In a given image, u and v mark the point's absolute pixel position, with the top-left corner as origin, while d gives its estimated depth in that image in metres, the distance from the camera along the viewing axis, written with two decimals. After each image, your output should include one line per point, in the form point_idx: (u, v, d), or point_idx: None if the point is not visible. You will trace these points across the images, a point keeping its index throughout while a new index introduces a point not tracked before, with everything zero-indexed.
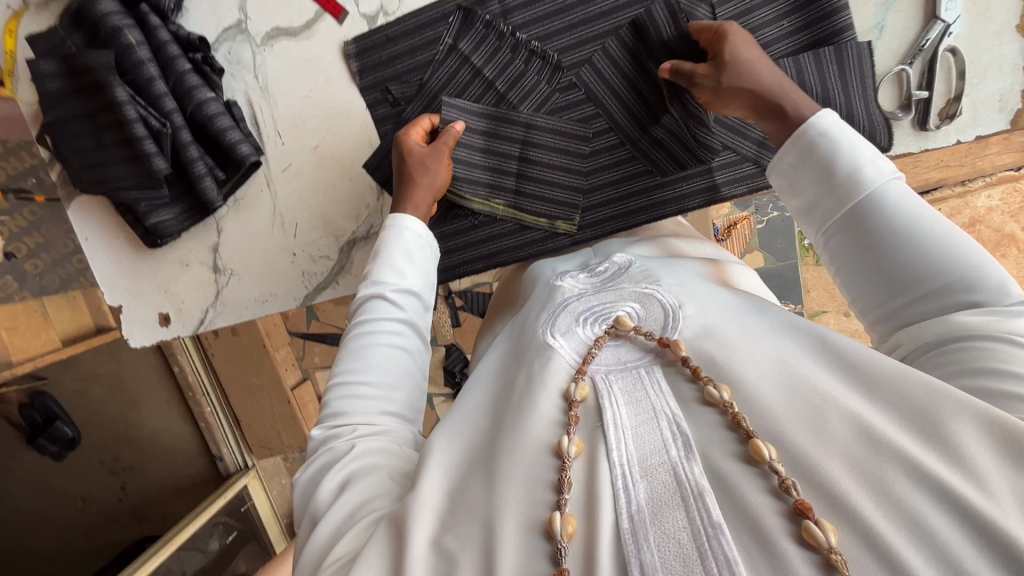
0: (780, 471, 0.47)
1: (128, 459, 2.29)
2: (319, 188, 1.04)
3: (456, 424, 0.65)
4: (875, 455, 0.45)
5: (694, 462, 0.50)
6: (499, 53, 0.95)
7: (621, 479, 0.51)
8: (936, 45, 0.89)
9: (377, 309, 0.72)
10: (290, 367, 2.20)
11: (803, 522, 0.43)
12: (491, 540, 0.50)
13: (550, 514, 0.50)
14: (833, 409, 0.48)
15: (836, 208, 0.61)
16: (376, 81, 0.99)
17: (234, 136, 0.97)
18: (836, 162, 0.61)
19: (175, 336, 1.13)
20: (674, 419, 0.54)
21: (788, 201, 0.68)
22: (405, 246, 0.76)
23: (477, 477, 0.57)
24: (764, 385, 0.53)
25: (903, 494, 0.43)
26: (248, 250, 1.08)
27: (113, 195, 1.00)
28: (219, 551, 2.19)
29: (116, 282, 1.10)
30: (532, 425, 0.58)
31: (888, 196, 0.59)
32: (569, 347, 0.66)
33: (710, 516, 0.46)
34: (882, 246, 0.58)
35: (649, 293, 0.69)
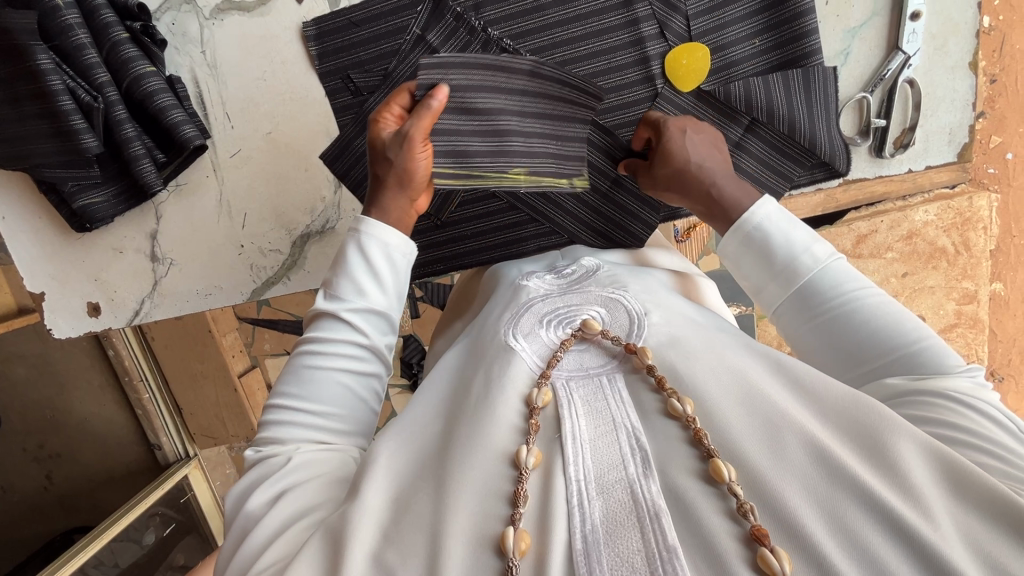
0: (739, 494, 0.48)
1: (54, 446, 2.16)
2: (271, 178, 0.97)
3: (408, 431, 0.63)
4: (828, 483, 0.47)
5: (651, 480, 0.50)
6: (468, 48, 0.90)
7: (577, 495, 0.50)
8: (895, 76, 0.91)
9: (332, 330, 0.67)
10: (237, 354, 2.09)
11: (758, 549, 0.44)
12: (433, 553, 0.50)
13: (504, 530, 0.50)
14: (790, 431, 0.50)
15: (786, 288, 0.63)
16: (336, 67, 0.93)
17: (177, 116, 0.89)
18: (777, 251, 0.64)
19: (107, 327, 1.06)
20: (633, 434, 0.54)
21: (738, 278, 0.69)
22: (371, 262, 0.68)
23: (424, 487, 0.56)
24: (726, 403, 0.54)
25: (853, 520, 0.45)
26: (192, 241, 1.00)
27: (34, 172, 0.90)
28: (156, 544, 2.11)
29: (38, 267, 1.01)
30: (487, 433, 0.57)
31: (829, 277, 0.62)
32: (531, 351, 0.65)
33: (666, 540, 0.46)
34: (833, 323, 0.60)
35: (615, 299, 0.69)
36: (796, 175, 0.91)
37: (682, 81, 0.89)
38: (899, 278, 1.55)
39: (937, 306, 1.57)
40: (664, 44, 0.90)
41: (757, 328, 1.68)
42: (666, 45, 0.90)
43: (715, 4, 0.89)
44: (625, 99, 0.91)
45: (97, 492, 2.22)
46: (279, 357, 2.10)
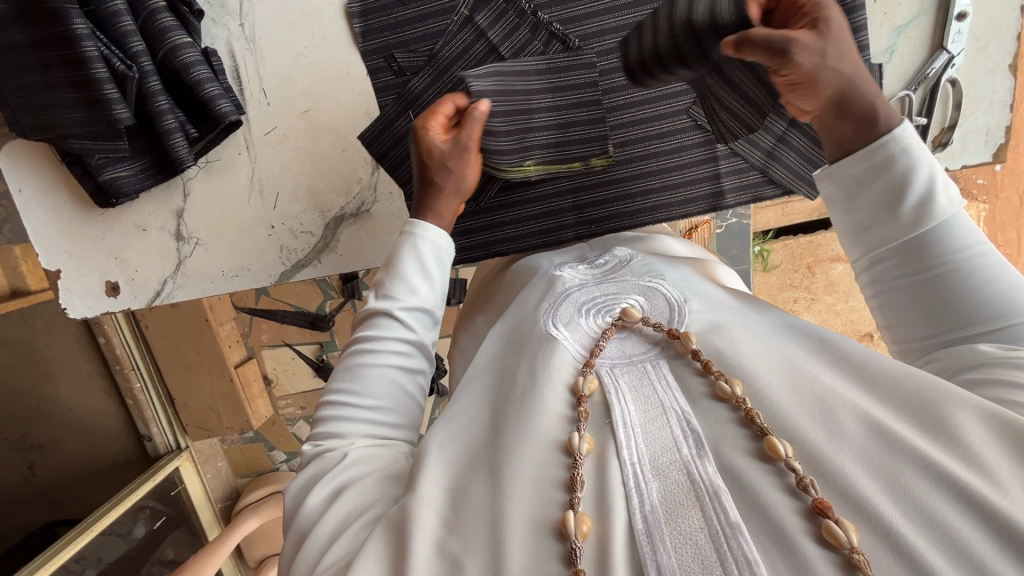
0: (797, 468, 0.47)
1: (40, 435, 2.08)
2: (310, 157, 0.95)
3: (455, 421, 0.62)
4: (888, 454, 0.47)
5: (706, 461, 0.50)
6: (517, 31, 0.89)
7: (633, 478, 0.50)
8: (938, 75, 0.93)
9: (382, 327, 0.66)
10: (235, 343, 2.06)
11: (822, 521, 0.44)
12: (497, 541, 0.49)
13: (563, 514, 0.49)
14: (844, 408, 0.50)
15: (899, 235, 0.60)
16: (381, 46, 0.91)
17: (213, 90, 0.86)
18: (905, 187, 0.58)
19: (124, 308, 1.02)
20: (683, 417, 0.54)
21: (834, 214, 0.64)
22: (418, 257, 0.69)
23: (479, 476, 0.55)
24: (777, 384, 0.54)
25: (915, 488, 0.44)
26: (218, 220, 0.98)
27: (60, 142, 0.87)
28: (145, 538, 2.05)
29: (55, 242, 0.98)
30: (536, 420, 0.56)
31: (953, 228, 0.58)
32: (573, 339, 0.64)
33: (728, 517, 0.45)
34: (949, 279, 0.57)
35: (652, 286, 0.69)
36: None
37: None
38: None
39: None
40: None
41: None
42: None
43: None
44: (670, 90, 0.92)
45: (83, 484, 2.15)
46: (276, 349, 2.09)
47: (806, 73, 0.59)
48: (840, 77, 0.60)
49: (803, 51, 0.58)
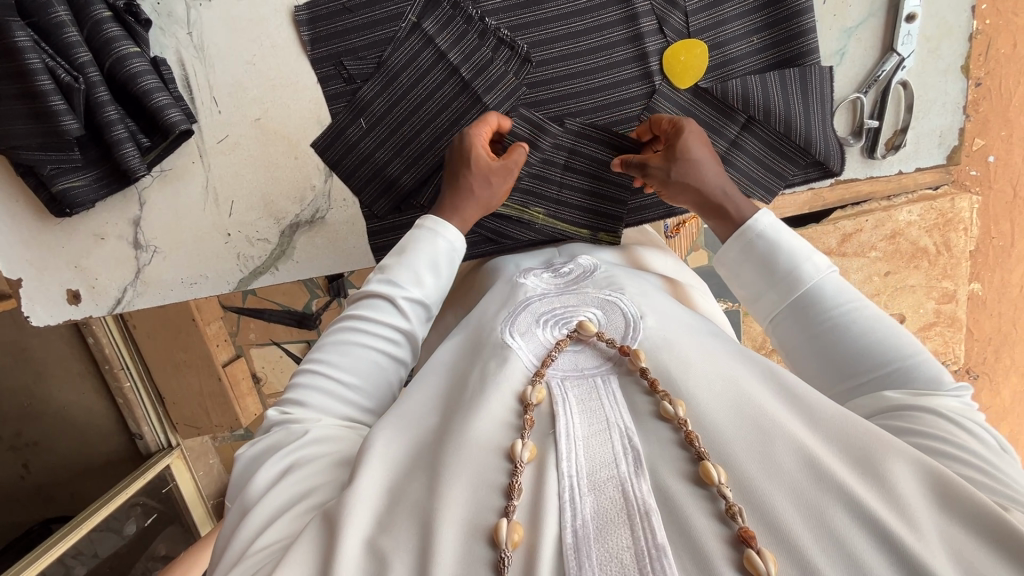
0: (727, 496, 0.48)
1: (31, 435, 2.11)
2: (262, 165, 0.95)
3: (403, 419, 0.62)
4: (815, 486, 0.47)
5: (642, 479, 0.50)
6: (465, 38, 0.88)
7: (568, 491, 0.51)
8: (889, 78, 0.91)
9: (382, 311, 0.70)
10: (222, 343, 2.09)
11: (744, 550, 0.44)
12: (426, 543, 0.49)
13: (498, 521, 0.49)
14: (780, 438, 0.50)
15: (781, 299, 0.65)
16: (329, 54, 0.91)
17: (162, 99, 0.87)
18: (776, 258, 0.66)
19: (87, 316, 1.03)
20: (626, 433, 0.54)
21: (733, 288, 0.71)
22: (429, 253, 0.73)
23: (419, 476, 0.56)
24: (717, 407, 0.54)
25: (839, 525, 0.44)
26: (176, 228, 0.98)
27: (11, 154, 0.87)
28: (137, 535, 2.08)
29: (15, 252, 0.99)
30: (483, 426, 0.57)
31: (824, 291, 0.63)
32: (527, 349, 0.65)
33: (655, 538, 0.46)
34: (827, 336, 0.62)
35: (612, 301, 0.69)
36: (790, 174, 0.92)
37: (680, 78, 0.89)
38: (882, 277, 1.57)
39: (919, 304, 1.60)
40: (663, 40, 0.89)
41: (743, 323, 1.70)
42: (664, 41, 0.89)
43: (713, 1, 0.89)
44: (622, 96, 0.90)
45: (73, 483, 2.18)
46: (263, 348, 2.12)
47: (657, 183, 0.78)
48: (687, 187, 0.75)
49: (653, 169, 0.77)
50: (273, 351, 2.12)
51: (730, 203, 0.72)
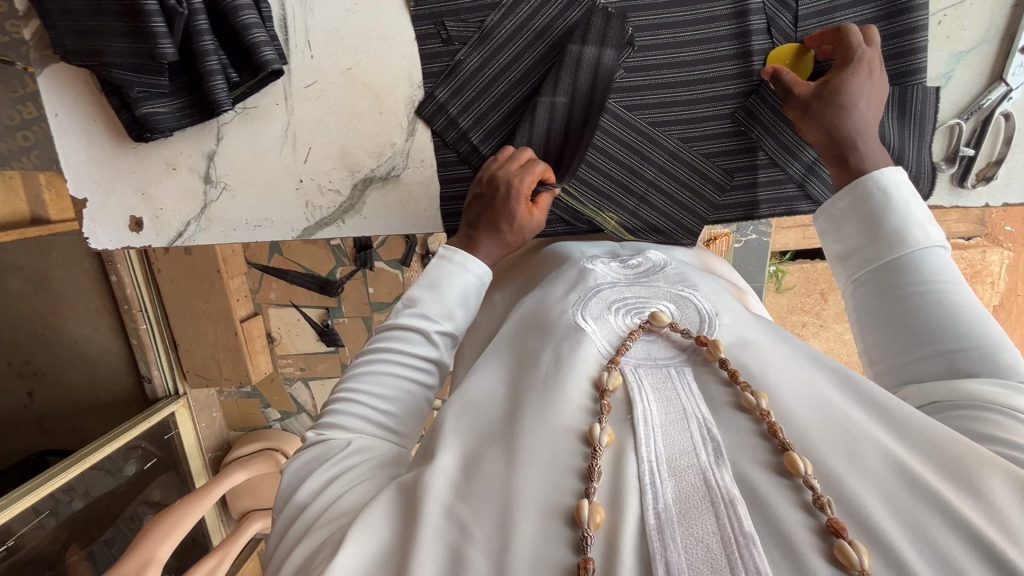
0: (815, 487, 0.47)
1: (40, 364, 2.10)
2: (344, 116, 0.95)
3: (471, 400, 0.62)
4: (907, 491, 0.45)
5: (724, 470, 0.49)
6: (571, 14, 0.89)
7: (649, 475, 0.50)
8: (992, 107, 0.91)
9: (413, 344, 0.66)
10: (242, 299, 2.08)
11: (834, 541, 0.43)
12: (506, 520, 0.48)
13: (578, 502, 0.48)
14: (866, 442, 0.49)
15: (874, 258, 0.64)
16: (431, 12, 0.90)
17: (258, 36, 0.86)
18: (887, 214, 0.64)
19: (146, 245, 1.03)
20: (704, 424, 0.53)
21: (828, 244, 0.70)
22: (458, 283, 0.70)
23: (495, 449, 0.54)
24: (800, 403, 0.53)
25: (934, 532, 0.43)
26: (250, 168, 0.98)
27: (102, 71, 0.87)
28: (135, 476, 2.04)
29: (86, 172, 0.99)
30: (561, 409, 0.56)
31: (925, 259, 0.61)
32: (601, 335, 0.64)
33: (742, 526, 0.45)
34: (910, 301, 0.60)
35: (684, 296, 0.68)
36: None
37: None
38: None
39: None
40: (769, 40, 0.89)
41: None
42: (771, 42, 0.89)
43: (825, 9, 0.88)
44: (717, 93, 0.90)
45: (77, 419, 2.17)
46: (283, 308, 2.14)
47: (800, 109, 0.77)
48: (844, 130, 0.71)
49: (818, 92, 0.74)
50: (291, 314, 2.14)
51: (869, 151, 0.69)
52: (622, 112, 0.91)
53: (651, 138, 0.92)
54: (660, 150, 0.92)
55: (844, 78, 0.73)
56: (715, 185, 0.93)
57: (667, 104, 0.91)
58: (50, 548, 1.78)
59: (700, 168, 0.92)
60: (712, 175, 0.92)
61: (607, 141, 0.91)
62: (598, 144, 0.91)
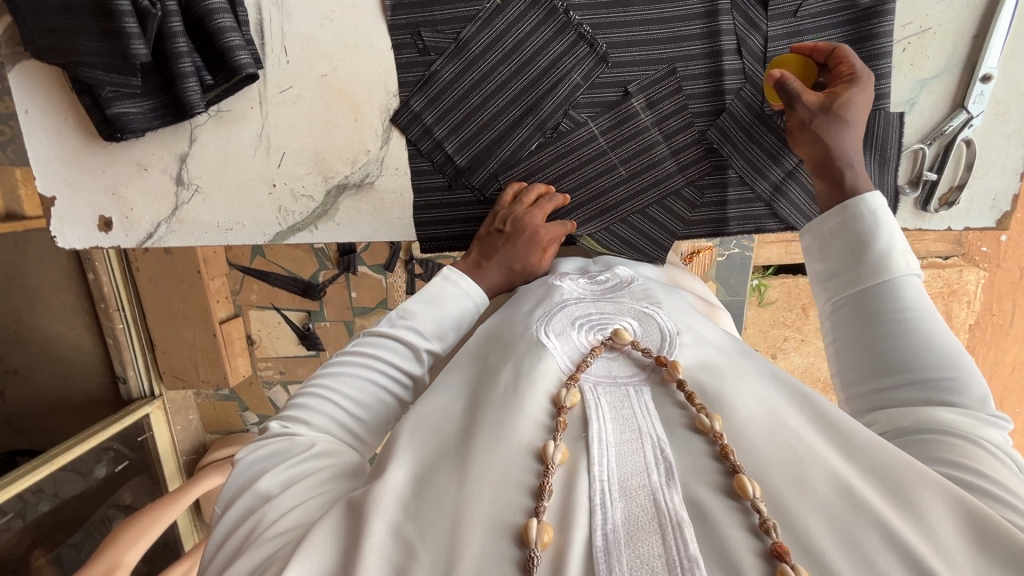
0: (762, 511, 0.46)
1: (13, 362, 2.06)
2: (319, 122, 0.95)
3: (424, 419, 0.61)
4: (852, 517, 0.45)
5: (674, 491, 0.49)
6: (547, 29, 0.89)
7: (599, 495, 0.49)
8: (954, 134, 0.93)
9: (393, 351, 0.68)
10: (222, 300, 2.06)
11: (778, 566, 0.43)
12: (453, 541, 0.48)
13: (527, 520, 0.48)
14: (813, 465, 0.49)
15: (855, 283, 0.64)
16: (408, 22, 0.90)
17: (233, 40, 0.86)
18: (875, 240, 0.64)
19: (114, 245, 1.02)
20: (658, 444, 0.53)
21: (811, 263, 0.70)
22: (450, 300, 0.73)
23: (448, 466, 0.54)
24: (755, 423, 0.53)
25: (874, 556, 0.43)
26: (222, 171, 0.97)
27: (73, 70, 0.86)
28: (105, 479, 2.00)
29: (54, 170, 0.98)
30: (516, 425, 0.55)
31: (903, 288, 0.62)
32: (562, 351, 0.64)
33: (687, 550, 0.44)
34: (890, 330, 0.60)
35: (649, 313, 0.69)
36: None
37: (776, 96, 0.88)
38: None
39: None
40: (740, 61, 0.90)
41: None
42: (741, 62, 0.90)
43: (795, 32, 0.90)
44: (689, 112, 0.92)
45: (47, 418, 2.12)
46: (263, 310, 2.12)
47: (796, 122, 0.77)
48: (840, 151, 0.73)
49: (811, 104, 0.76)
50: (271, 316, 2.12)
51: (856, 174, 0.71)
52: (595, 128, 0.92)
53: (624, 154, 0.93)
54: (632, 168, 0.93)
55: (851, 99, 0.74)
56: (686, 203, 0.94)
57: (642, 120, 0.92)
58: (14, 552, 1.76)
59: (672, 185, 0.93)
60: (683, 192, 0.94)
61: (580, 155, 0.93)
62: (572, 159, 0.93)
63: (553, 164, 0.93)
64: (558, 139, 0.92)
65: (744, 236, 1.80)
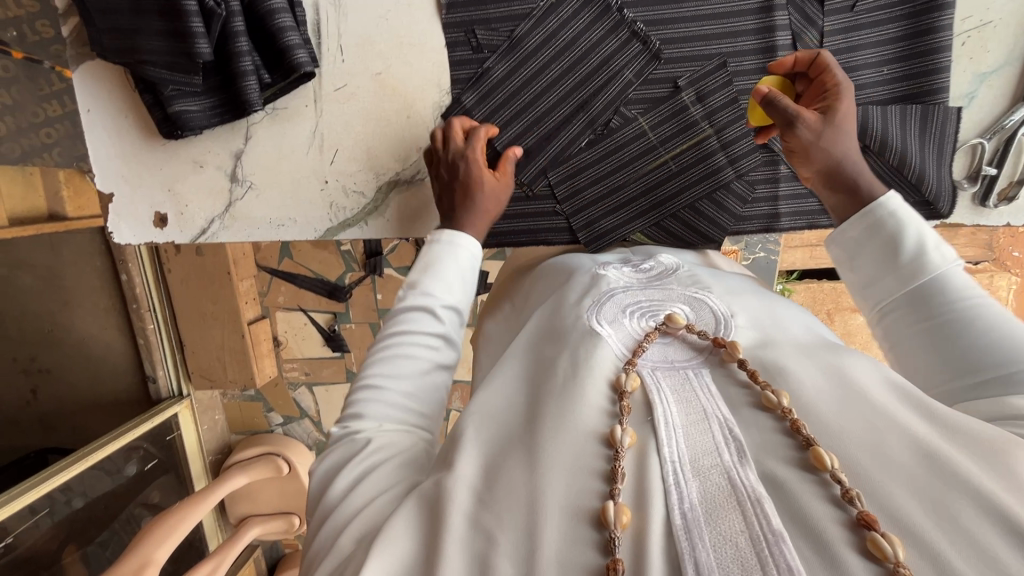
0: (843, 481, 0.46)
1: (46, 361, 2.07)
2: (372, 120, 0.96)
3: (488, 408, 0.61)
4: (937, 486, 0.45)
5: (748, 469, 0.49)
6: (600, 27, 0.90)
7: (673, 475, 0.49)
8: (1015, 129, 0.92)
9: (416, 321, 0.66)
10: (252, 300, 2.10)
11: (867, 533, 0.42)
12: (532, 525, 0.48)
13: (603, 504, 0.48)
14: (891, 441, 0.48)
15: (901, 285, 0.63)
16: (462, 20, 0.92)
17: (293, 39, 0.87)
18: (899, 242, 0.64)
19: (168, 241, 1.04)
20: (726, 424, 0.53)
21: (845, 273, 0.70)
22: (450, 259, 0.71)
23: (515, 454, 0.54)
24: (823, 401, 0.53)
25: (966, 520, 0.42)
26: (274, 168, 0.99)
27: (139, 68, 0.88)
28: (136, 477, 2.02)
29: (114, 166, 1.00)
30: (579, 410, 0.56)
31: (947, 280, 0.62)
32: (616, 338, 0.64)
33: (770, 524, 0.44)
34: (952, 332, 0.59)
35: (699, 298, 0.69)
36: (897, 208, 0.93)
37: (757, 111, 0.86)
38: None
39: None
40: None
41: None
42: None
43: (852, 26, 0.90)
44: (743, 107, 0.92)
45: (80, 417, 2.15)
46: (290, 312, 2.15)
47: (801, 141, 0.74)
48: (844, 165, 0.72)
49: (807, 125, 0.73)
50: (298, 317, 2.15)
51: (866, 181, 0.71)
52: (645, 125, 0.93)
53: (674, 149, 0.93)
54: (685, 162, 0.92)
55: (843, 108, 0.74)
56: (739, 197, 0.94)
57: (694, 116, 0.92)
58: (49, 547, 1.75)
59: (723, 179, 0.92)
60: (734, 186, 0.93)
61: (630, 151, 0.93)
62: (622, 156, 0.93)
63: (603, 160, 0.93)
64: (609, 136, 0.93)
65: (768, 239, 1.79)
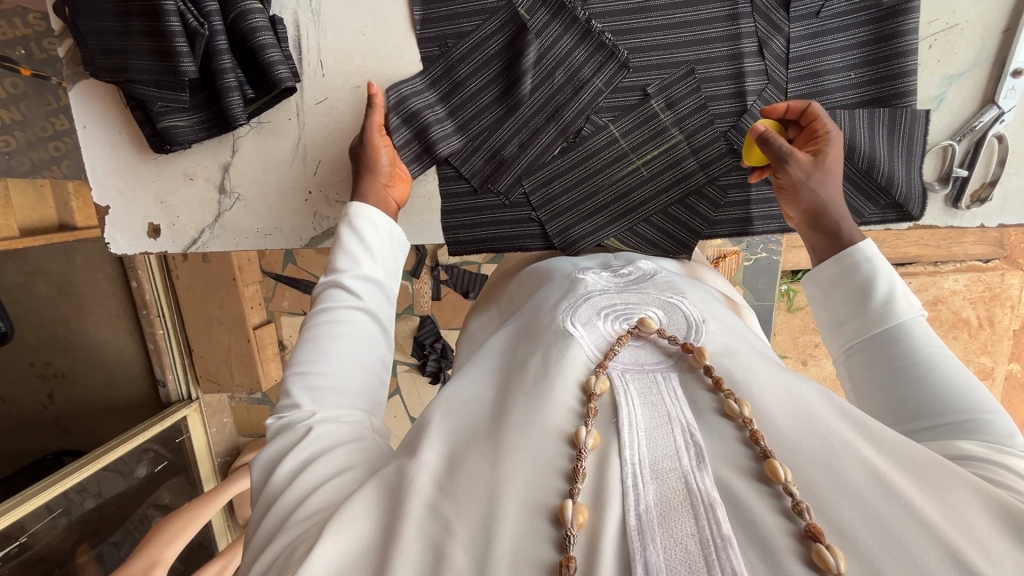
0: (795, 494, 0.47)
1: (60, 366, 2.13)
2: (353, 132, 0.99)
3: (457, 404, 0.63)
4: (886, 501, 0.46)
5: (705, 473, 0.50)
6: (568, 38, 0.92)
7: (631, 477, 0.50)
8: (986, 129, 0.92)
9: (337, 296, 0.72)
10: (256, 306, 2.16)
11: (812, 545, 0.44)
12: (490, 518, 0.49)
13: (562, 502, 0.49)
14: (844, 452, 0.49)
15: (867, 329, 0.66)
16: (436, 35, 0.95)
17: (274, 56, 0.91)
18: (872, 289, 0.67)
19: (162, 250, 1.08)
20: (688, 428, 0.54)
21: (819, 311, 0.73)
22: (367, 237, 0.77)
23: (480, 447, 0.55)
24: (782, 412, 0.54)
25: (908, 538, 0.43)
26: (261, 180, 1.03)
27: (127, 87, 0.92)
28: (146, 479, 2.08)
29: (109, 180, 1.04)
30: (546, 411, 0.57)
31: (912, 329, 0.63)
32: (589, 339, 0.65)
33: (720, 529, 0.45)
34: (904, 379, 0.61)
35: (673, 303, 0.70)
36: (868, 212, 0.94)
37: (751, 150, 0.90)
38: None
39: None
40: (762, 62, 0.92)
41: None
42: (763, 63, 0.92)
43: (816, 32, 0.91)
44: (713, 112, 0.93)
45: (92, 421, 2.21)
46: (295, 317, 2.21)
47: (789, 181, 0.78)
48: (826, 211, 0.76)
49: (797, 166, 0.78)
50: (302, 322, 2.21)
51: (845, 227, 0.74)
52: (615, 132, 0.94)
53: (645, 156, 0.94)
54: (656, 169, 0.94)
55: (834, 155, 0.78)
56: (709, 202, 0.95)
57: (663, 122, 0.94)
58: (61, 547, 1.80)
59: (695, 185, 0.94)
60: (706, 191, 0.95)
61: (601, 158, 0.95)
62: (593, 162, 0.95)
63: (575, 168, 0.95)
64: (579, 143, 0.95)
65: (769, 239, 1.78)
